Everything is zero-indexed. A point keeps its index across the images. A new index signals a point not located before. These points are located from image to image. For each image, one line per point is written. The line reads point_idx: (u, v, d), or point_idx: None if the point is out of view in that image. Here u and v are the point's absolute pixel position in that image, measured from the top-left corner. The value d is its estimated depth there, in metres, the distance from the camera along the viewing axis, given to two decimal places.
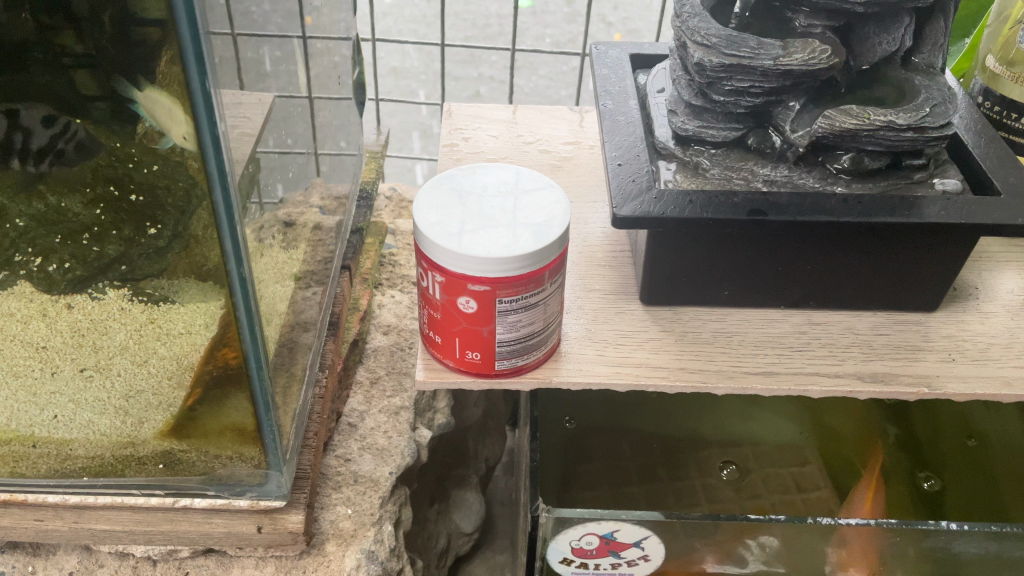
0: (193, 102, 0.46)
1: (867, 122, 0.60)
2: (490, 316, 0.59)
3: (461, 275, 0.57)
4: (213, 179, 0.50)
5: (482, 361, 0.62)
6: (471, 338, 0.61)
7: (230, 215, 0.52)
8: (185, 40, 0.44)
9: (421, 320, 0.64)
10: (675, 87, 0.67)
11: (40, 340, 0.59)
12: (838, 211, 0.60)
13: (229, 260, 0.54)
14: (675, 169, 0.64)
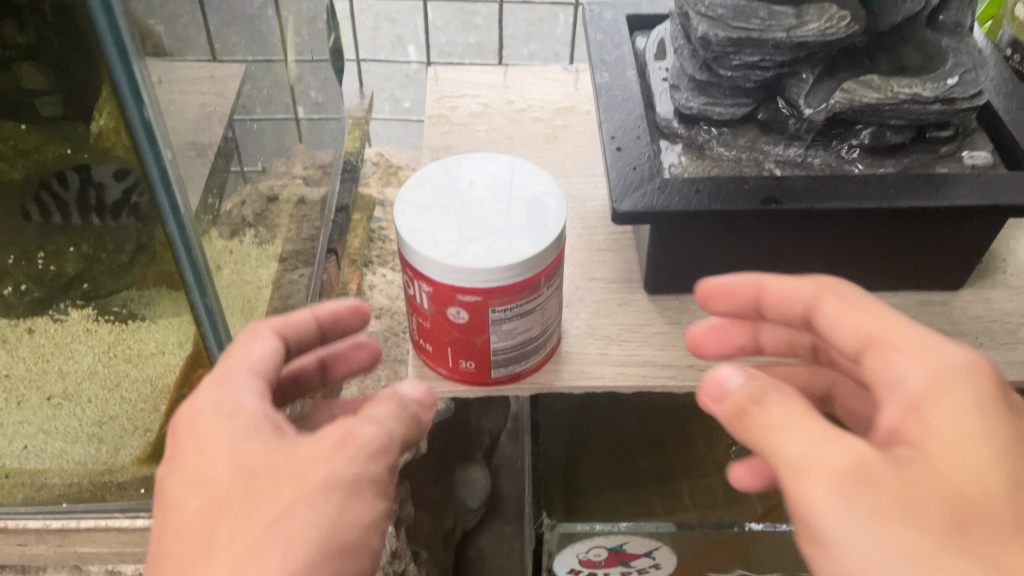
0: (132, 130, 0.43)
1: (891, 95, 0.55)
2: (483, 325, 0.54)
3: (446, 285, 0.52)
4: (166, 212, 0.47)
5: (477, 370, 0.58)
6: (464, 347, 0.56)
7: (189, 242, 0.49)
8: (116, 68, 0.41)
9: (410, 325, 0.60)
10: (678, 58, 0.61)
11: (3, 368, 0.58)
12: (859, 196, 0.54)
13: (193, 288, 0.52)
14: (680, 151, 0.59)
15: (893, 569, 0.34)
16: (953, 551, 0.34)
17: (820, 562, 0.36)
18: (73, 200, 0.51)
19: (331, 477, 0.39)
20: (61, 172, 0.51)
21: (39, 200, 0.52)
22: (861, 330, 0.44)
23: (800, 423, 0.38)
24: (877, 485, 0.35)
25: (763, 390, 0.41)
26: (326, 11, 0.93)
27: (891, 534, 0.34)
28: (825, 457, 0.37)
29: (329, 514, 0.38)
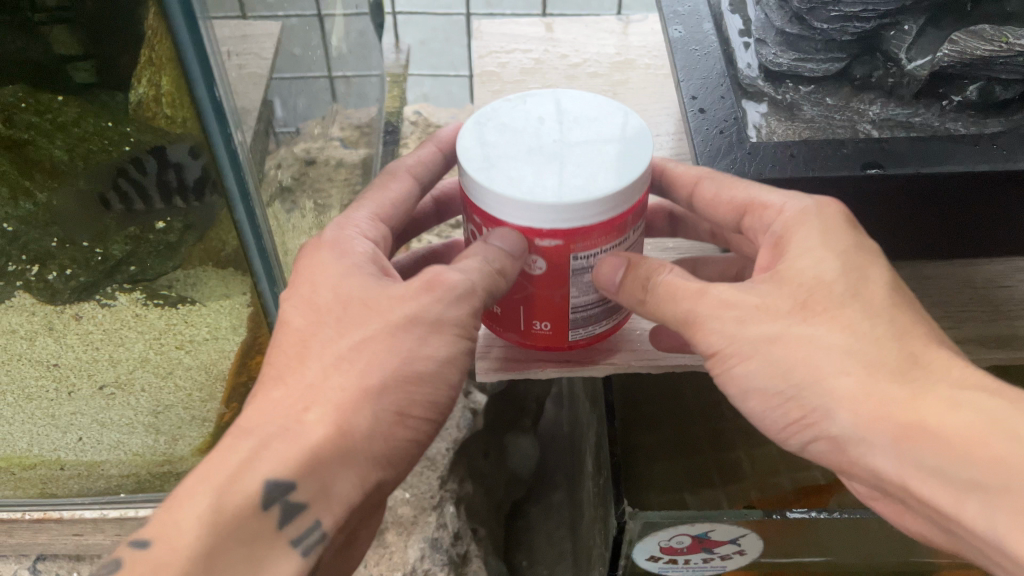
0: (184, 62, 0.41)
1: (1005, 48, 0.50)
2: (562, 277, 0.44)
3: (506, 222, 0.42)
4: (223, 162, 0.47)
5: (555, 333, 0.48)
6: (538, 306, 0.47)
7: (245, 190, 0.48)
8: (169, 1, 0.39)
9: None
10: (763, 9, 0.56)
11: (51, 357, 0.57)
12: (973, 158, 0.50)
13: (248, 241, 0.51)
14: (765, 110, 0.54)
15: (776, 377, 0.39)
16: (821, 339, 0.39)
17: (733, 393, 0.42)
18: (153, 187, 0.49)
19: (414, 312, 0.42)
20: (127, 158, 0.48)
21: (118, 189, 0.49)
22: (730, 204, 0.47)
23: (653, 282, 0.43)
24: (737, 305, 0.40)
25: (631, 274, 0.43)
26: None
27: (778, 357, 0.39)
28: (700, 297, 0.41)
29: (429, 321, 0.42)
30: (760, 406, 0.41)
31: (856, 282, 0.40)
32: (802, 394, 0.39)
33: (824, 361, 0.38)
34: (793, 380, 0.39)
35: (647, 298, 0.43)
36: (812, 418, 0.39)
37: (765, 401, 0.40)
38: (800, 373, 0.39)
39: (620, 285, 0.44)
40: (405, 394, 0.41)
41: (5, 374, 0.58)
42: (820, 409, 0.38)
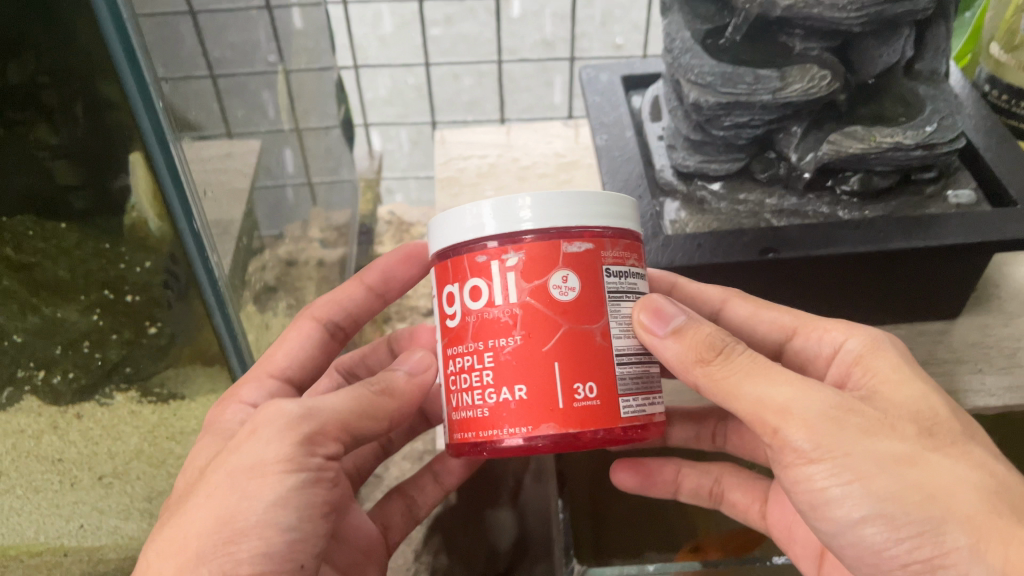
0: (167, 196, 0.52)
1: (874, 145, 0.58)
2: (596, 302, 0.41)
3: (516, 235, 0.40)
4: (202, 278, 0.57)
5: (601, 402, 0.40)
6: (576, 357, 0.40)
7: (220, 300, 0.58)
8: (156, 152, 0.50)
9: (460, 394, 0.42)
10: (673, 119, 0.65)
11: (54, 453, 0.64)
12: (853, 242, 0.57)
13: (226, 343, 0.61)
14: (679, 206, 0.63)
15: (893, 499, 0.38)
16: (939, 461, 0.39)
17: (839, 517, 0.40)
18: (149, 301, 0.58)
19: (236, 464, 0.42)
20: (119, 278, 0.57)
21: (118, 300, 0.58)
22: (779, 323, 0.54)
23: (724, 352, 0.43)
24: (857, 415, 0.40)
25: (687, 335, 0.43)
26: (332, 81, 0.97)
27: (904, 475, 0.38)
28: (804, 396, 0.40)
29: (249, 464, 0.42)
30: (878, 536, 0.39)
31: (964, 421, 0.42)
32: (930, 518, 0.37)
33: (941, 482, 0.38)
34: (925, 506, 0.38)
35: (723, 373, 0.42)
36: (951, 559, 0.37)
37: (881, 527, 0.39)
38: (926, 490, 0.38)
39: (674, 337, 0.43)
40: (224, 556, 0.40)
41: (13, 470, 0.64)
42: (960, 543, 0.37)
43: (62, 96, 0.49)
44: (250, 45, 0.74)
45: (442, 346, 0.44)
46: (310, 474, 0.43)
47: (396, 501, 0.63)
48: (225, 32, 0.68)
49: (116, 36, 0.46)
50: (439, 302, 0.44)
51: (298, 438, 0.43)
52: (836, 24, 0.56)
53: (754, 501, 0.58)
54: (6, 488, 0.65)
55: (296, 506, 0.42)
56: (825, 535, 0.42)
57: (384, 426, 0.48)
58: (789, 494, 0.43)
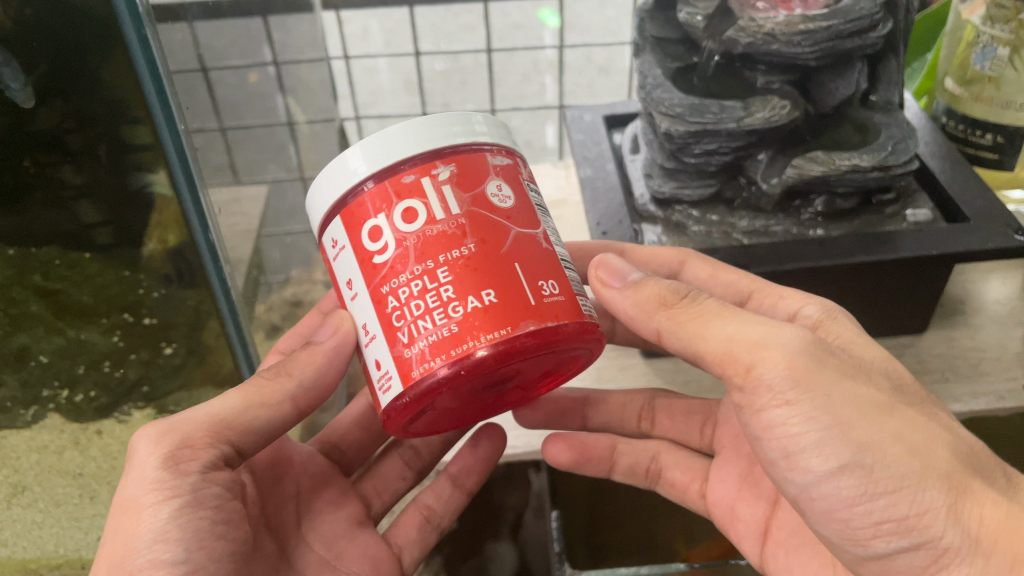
0: (185, 214, 0.57)
1: (833, 168, 0.63)
2: (529, 211, 0.45)
3: (400, 165, 0.44)
4: (219, 294, 0.62)
5: (564, 298, 0.44)
6: (531, 261, 0.43)
7: (235, 313, 0.64)
8: (178, 173, 0.55)
9: (414, 322, 0.42)
10: (649, 151, 0.70)
11: (76, 468, 0.68)
12: (815, 256, 0.62)
13: (241, 363, 0.67)
14: (658, 231, 0.68)
15: (870, 449, 0.42)
16: (913, 415, 0.43)
17: (813, 466, 0.43)
18: (161, 326, 0.64)
19: (122, 500, 0.46)
20: (136, 306, 0.62)
21: (134, 324, 0.63)
22: (734, 287, 0.57)
23: (690, 296, 0.47)
24: (836, 360, 0.44)
25: (640, 287, 0.48)
26: (335, 132, 1.02)
27: (885, 423, 0.42)
28: (782, 338, 0.44)
29: (128, 501, 0.45)
30: (850, 489, 0.43)
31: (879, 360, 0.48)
32: (908, 474, 0.41)
33: (916, 437, 0.42)
34: (905, 460, 0.41)
35: (688, 316, 0.46)
36: (924, 520, 0.41)
37: (855, 479, 0.42)
38: (905, 443, 0.42)
39: (628, 288, 0.49)
40: None
41: (36, 484, 0.69)
42: (936, 503, 0.41)
43: (86, 139, 0.54)
44: (262, 94, 0.80)
45: (370, 291, 0.44)
46: (189, 499, 0.46)
47: (412, 514, 0.64)
48: (241, 82, 0.73)
49: (148, 77, 0.50)
50: (355, 251, 0.44)
51: (164, 460, 0.46)
52: (794, 58, 0.61)
53: (693, 480, 0.65)
54: (31, 502, 0.69)
55: (179, 537, 0.45)
56: (797, 485, 0.45)
57: (286, 407, 0.51)
58: (760, 442, 0.46)
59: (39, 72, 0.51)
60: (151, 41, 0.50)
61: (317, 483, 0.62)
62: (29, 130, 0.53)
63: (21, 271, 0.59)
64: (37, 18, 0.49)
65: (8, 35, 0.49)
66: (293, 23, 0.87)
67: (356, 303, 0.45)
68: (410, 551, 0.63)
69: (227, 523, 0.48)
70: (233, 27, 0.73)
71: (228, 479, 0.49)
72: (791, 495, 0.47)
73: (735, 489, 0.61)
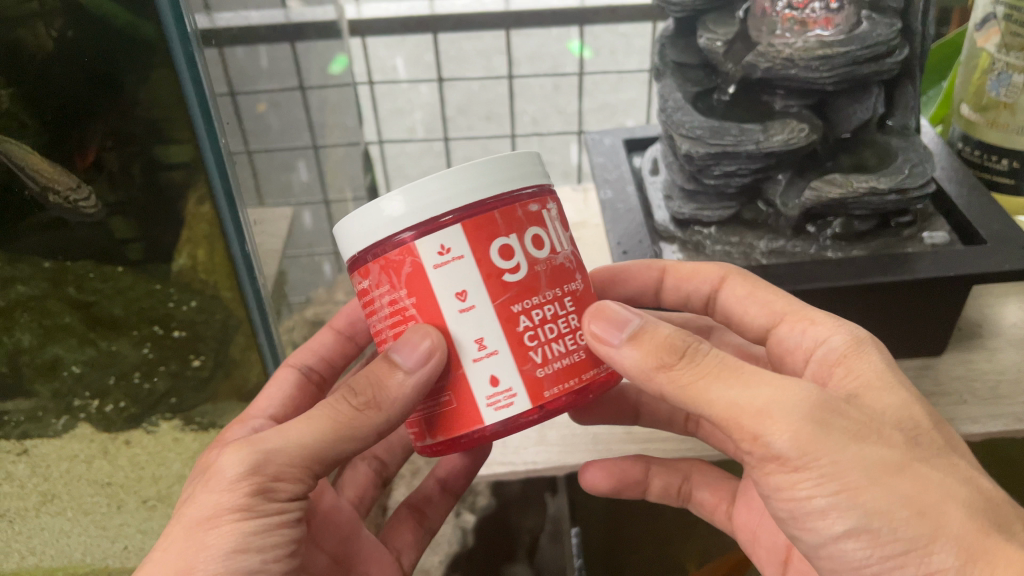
0: (225, 228, 0.60)
1: (851, 189, 0.63)
2: None
3: (440, 217, 0.42)
4: (251, 300, 0.64)
5: None
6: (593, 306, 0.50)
7: (267, 322, 0.67)
8: (215, 180, 0.58)
9: (549, 344, 0.44)
10: (669, 172, 0.72)
11: (105, 477, 0.71)
12: (834, 277, 0.62)
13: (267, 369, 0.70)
14: (677, 249, 0.70)
15: (879, 513, 0.40)
16: (925, 472, 0.41)
17: (821, 528, 0.43)
18: (188, 339, 0.65)
19: (202, 515, 0.44)
20: (166, 319, 0.64)
21: (164, 337, 0.65)
22: (768, 308, 0.56)
23: (689, 350, 0.44)
24: (843, 416, 0.42)
25: (641, 333, 0.45)
26: (360, 155, 1.04)
27: (893, 485, 0.40)
28: (782, 401, 0.42)
29: (203, 516, 0.44)
30: (859, 551, 0.42)
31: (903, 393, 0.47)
32: (919, 536, 0.40)
33: (929, 498, 0.40)
34: (911, 523, 0.40)
35: (688, 376, 0.43)
36: None
37: (863, 543, 0.41)
38: (914, 508, 0.40)
39: (633, 346, 0.44)
40: None
41: (65, 493, 0.71)
42: (947, 564, 0.39)
43: (122, 157, 0.56)
44: (291, 116, 0.82)
45: (498, 309, 0.43)
46: (272, 519, 0.45)
47: (405, 518, 0.65)
48: (272, 104, 0.75)
49: (194, 94, 0.54)
50: (478, 266, 0.43)
51: (254, 488, 0.44)
52: (811, 84, 0.62)
53: (721, 501, 0.64)
54: (59, 511, 0.71)
55: (259, 548, 0.45)
56: (807, 543, 0.45)
57: (372, 437, 0.47)
58: (770, 500, 0.45)
59: (77, 92, 0.53)
60: (195, 60, 0.53)
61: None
62: (66, 150, 0.54)
63: (55, 284, 0.60)
64: (78, 40, 0.51)
65: (50, 57, 0.51)
66: (320, 49, 0.89)
67: (469, 317, 0.43)
68: (409, 553, 0.64)
69: (294, 545, 0.48)
70: (269, 50, 0.76)
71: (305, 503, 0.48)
72: (803, 550, 0.46)
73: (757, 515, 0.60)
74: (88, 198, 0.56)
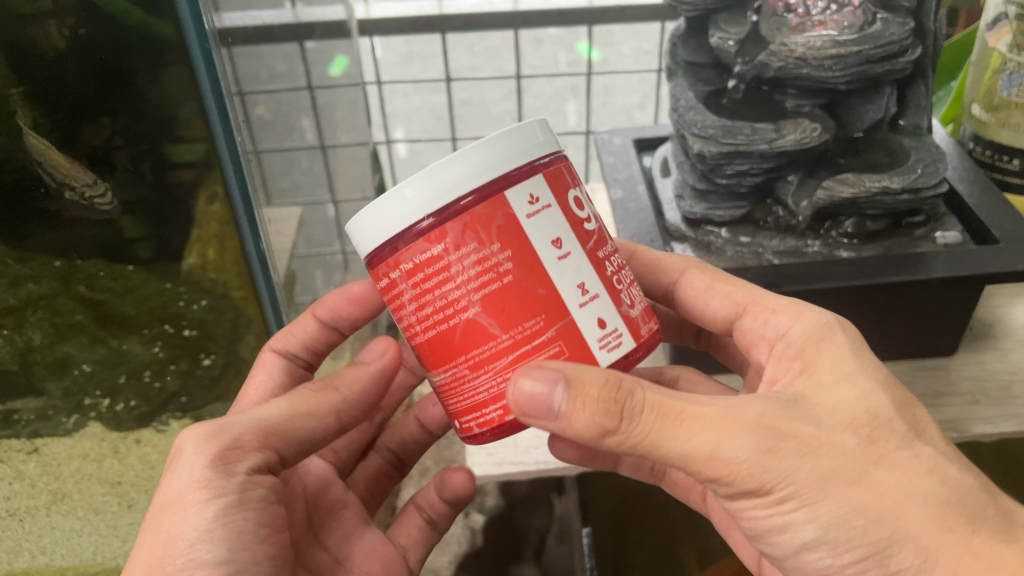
0: (238, 224, 0.59)
1: (864, 189, 0.63)
2: None
3: (460, 199, 0.40)
4: (263, 301, 0.64)
5: None
6: None
7: (279, 320, 0.67)
8: (230, 178, 0.57)
9: (629, 287, 0.45)
10: (680, 172, 0.72)
11: (115, 476, 0.71)
12: (847, 276, 0.62)
13: None
14: (688, 248, 0.69)
15: (839, 525, 0.41)
16: (880, 477, 0.41)
17: (784, 541, 0.44)
18: (198, 337, 0.65)
19: (173, 494, 0.44)
20: (176, 318, 0.63)
21: (174, 335, 0.64)
22: (730, 300, 0.55)
23: (628, 409, 0.41)
24: (792, 441, 0.41)
25: (575, 397, 0.40)
26: (368, 155, 1.03)
27: (847, 498, 0.41)
28: (726, 443, 0.40)
29: (172, 497, 0.44)
30: (823, 560, 0.43)
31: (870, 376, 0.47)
32: (879, 542, 0.41)
33: (886, 504, 0.41)
34: (871, 531, 0.41)
35: (632, 438, 0.41)
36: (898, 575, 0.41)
37: (825, 552, 0.42)
38: (872, 519, 0.41)
39: (566, 410, 0.41)
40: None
41: (76, 492, 0.71)
42: (907, 563, 0.41)
43: (132, 156, 0.55)
44: (301, 115, 0.82)
45: (589, 255, 0.43)
46: (236, 498, 0.45)
47: (411, 516, 0.65)
48: (282, 103, 0.75)
49: (210, 91, 0.54)
50: (564, 215, 0.43)
51: (212, 460, 0.45)
52: (824, 83, 0.62)
53: (694, 482, 0.62)
54: (69, 510, 0.72)
55: (224, 536, 0.45)
56: (775, 551, 0.46)
57: (331, 420, 0.52)
58: (737, 519, 0.45)
59: (90, 89, 0.53)
60: (213, 57, 0.53)
61: (321, 484, 0.59)
62: (78, 148, 0.54)
63: (66, 282, 0.60)
64: (91, 38, 0.51)
65: (61, 54, 0.51)
66: (329, 49, 0.89)
67: (569, 264, 0.42)
68: (415, 551, 0.63)
69: (270, 526, 0.48)
70: (280, 48, 0.75)
71: (272, 482, 0.48)
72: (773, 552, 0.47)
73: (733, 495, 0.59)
74: (99, 193, 0.56)
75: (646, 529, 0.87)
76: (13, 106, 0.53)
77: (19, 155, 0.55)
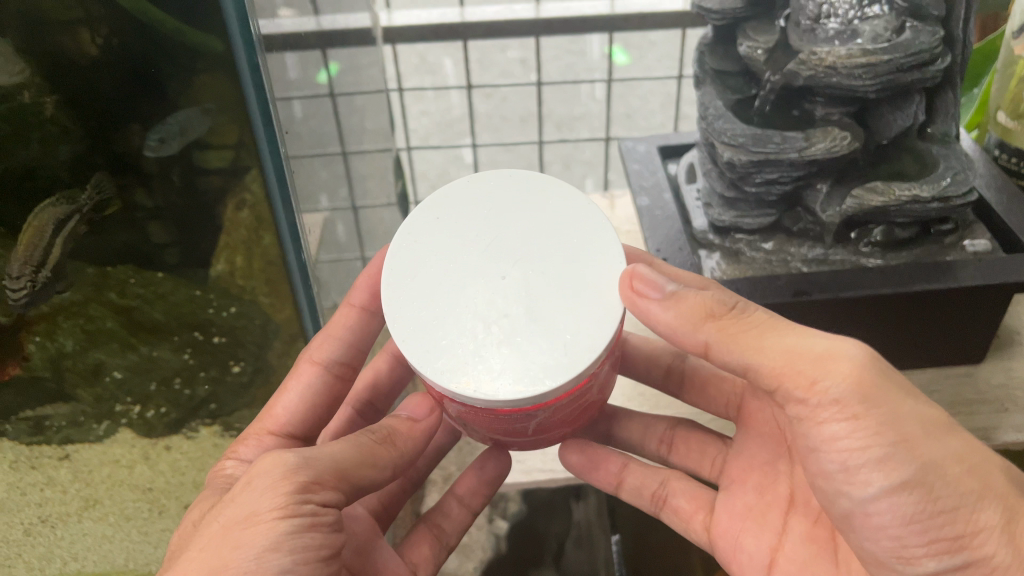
0: (280, 232, 0.60)
1: (894, 199, 0.63)
2: None
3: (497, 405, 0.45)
4: (303, 310, 0.65)
5: None
6: None
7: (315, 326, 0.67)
8: (273, 187, 0.57)
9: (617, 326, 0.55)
10: (708, 180, 0.72)
11: (146, 482, 0.72)
12: (876, 284, 0.62)
13: None
14: (717, 257, 0.70)
15: (935, 465, 0.44)
16: (967, 437, 0.47)
17: (872, 482, 0.45)
18: (229, 344, 0.65)
19: (247, 514, 0.46)
20: (205, 325, 0.64)
21: (204, 343, 0.65)
22: None
23: (740, 310, 0.47)
24: (895, 375, 0.46)
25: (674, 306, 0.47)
26: (391, 161, 1.03)
27: (946, 443, 0.45)
28: (844, 347, 0.46)
29: (245, 516, 0.45)
30: (904, 505, 0.45)
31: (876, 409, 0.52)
32: (969, 494, 0.45)
33: (973, 457, 0.46)
34: (963, 478, 0.45)
35: (744, 330, 0.47)
36: (976, 536, 0.45)
37: (914, 495, 0.45)
38: (964, 464, 0.45)
39: (669, 302, 0.47)
40: None
41: (107, 498, 0.72)
42: (991, 521, 0.45)
43: (161, 162, 0.55)
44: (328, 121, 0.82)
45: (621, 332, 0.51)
46: (304, 521, 0.46)
47: (423, 534, 0.64)
48: (309, 109, 0.75)
49: (255, 98, 0.53)
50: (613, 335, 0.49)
51: (296, 485, 0.46)
52: (853, 91, 0.62)
53: (698, 511, 0.62)
54: (101, 516, 0.73)
55: (293, 555, 0.45)
56: (854, 500, 0.47)
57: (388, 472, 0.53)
58: (817, 454, 0.47)
59: (119, 93, 0.53)
60: (261, 67, 0.52)
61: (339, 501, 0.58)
62: (109, 154, 0.55)
63: (99, 289, 0.60)
64: (122, 46, 0.51)
65: (94, 61, 0.52)
66: (353, 55, 0.89)
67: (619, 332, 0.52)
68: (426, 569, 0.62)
69: (329, 553, 0.48)
70: (308, 55, 0.76)
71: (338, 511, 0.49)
72: (844, 509, 0.48)
73: (740, 522, 0.59)
74: (21, 290, 0.58)
75: (670, 536, 0.87)
76: (46, 115, 0.53)
77: (46, 163, 0.55)
